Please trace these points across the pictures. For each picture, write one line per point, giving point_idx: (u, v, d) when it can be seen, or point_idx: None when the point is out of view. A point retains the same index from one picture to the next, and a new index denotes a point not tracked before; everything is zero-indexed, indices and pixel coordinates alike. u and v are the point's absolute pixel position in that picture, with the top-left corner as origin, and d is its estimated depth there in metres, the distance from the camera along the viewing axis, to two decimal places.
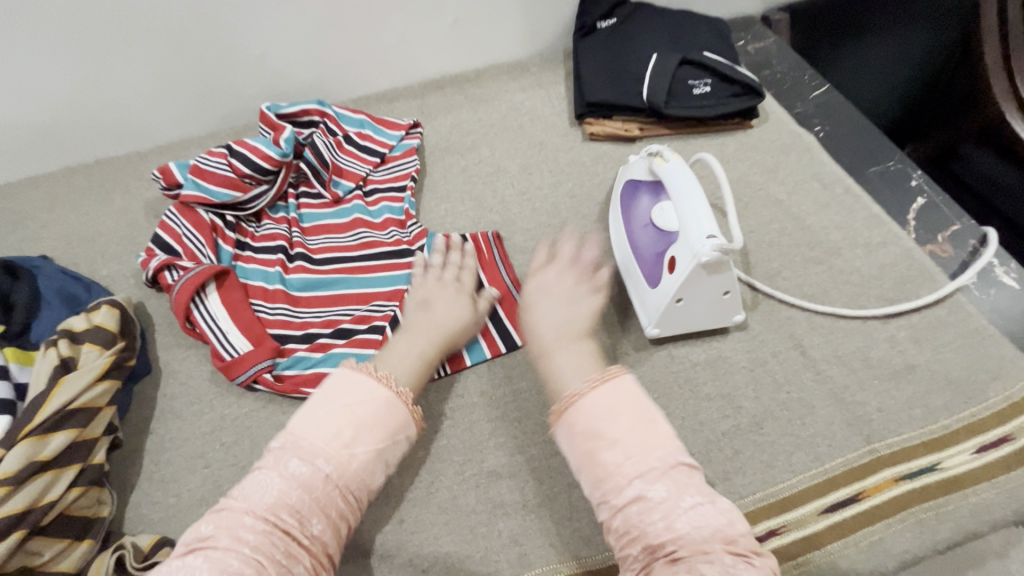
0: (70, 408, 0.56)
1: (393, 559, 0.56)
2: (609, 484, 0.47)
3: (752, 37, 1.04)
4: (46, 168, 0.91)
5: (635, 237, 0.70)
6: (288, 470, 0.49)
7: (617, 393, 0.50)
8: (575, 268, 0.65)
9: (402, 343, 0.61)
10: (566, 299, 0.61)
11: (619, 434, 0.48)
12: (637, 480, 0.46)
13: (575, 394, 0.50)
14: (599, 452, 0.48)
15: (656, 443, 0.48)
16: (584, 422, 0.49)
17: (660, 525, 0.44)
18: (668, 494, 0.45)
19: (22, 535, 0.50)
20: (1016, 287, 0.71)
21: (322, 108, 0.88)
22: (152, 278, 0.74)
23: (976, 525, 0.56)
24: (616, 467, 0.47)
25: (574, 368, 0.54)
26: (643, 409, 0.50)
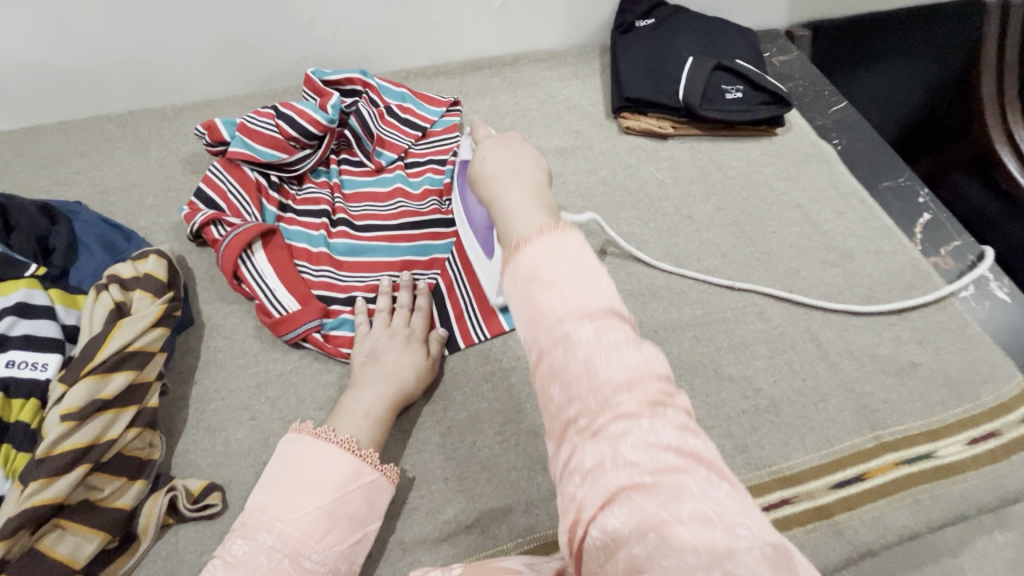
0: (131, 349, 0.58)
1: (439, 513, 0.59)
2: (540, 329, 0.36)
3: (778, 50, 1.10)
4: (78, 114, 0.90)
5: (472, 213, 0.68)
6: (236, 549, 0.49)
7: (556, 244, 0.38)
8: (497, 140, 0.50)
9: (355, 403, 0.60)
10: (513, 177, 0.45)
11: (559, 274, 0.37)
12: (567, 319, 0.36)
13: (521, 239, 0.39)
14: (535, 294, 0.37)
15: (591, 295, 0.37)
16: (524, 263, 0.38)
17: (582, 374, 0.34)
18: (595, 336, 0.35)
19: (87, 468, 0.51)
20: (1008, 300, 0.78)
21: (366, 78, 0.89)
22: (196, 232, 0.74)
23: (965, 507, 0.63)
24: (551, 308, 0.36)
25: (520, 207, 0.42)
26: (577, 260, 0.38)
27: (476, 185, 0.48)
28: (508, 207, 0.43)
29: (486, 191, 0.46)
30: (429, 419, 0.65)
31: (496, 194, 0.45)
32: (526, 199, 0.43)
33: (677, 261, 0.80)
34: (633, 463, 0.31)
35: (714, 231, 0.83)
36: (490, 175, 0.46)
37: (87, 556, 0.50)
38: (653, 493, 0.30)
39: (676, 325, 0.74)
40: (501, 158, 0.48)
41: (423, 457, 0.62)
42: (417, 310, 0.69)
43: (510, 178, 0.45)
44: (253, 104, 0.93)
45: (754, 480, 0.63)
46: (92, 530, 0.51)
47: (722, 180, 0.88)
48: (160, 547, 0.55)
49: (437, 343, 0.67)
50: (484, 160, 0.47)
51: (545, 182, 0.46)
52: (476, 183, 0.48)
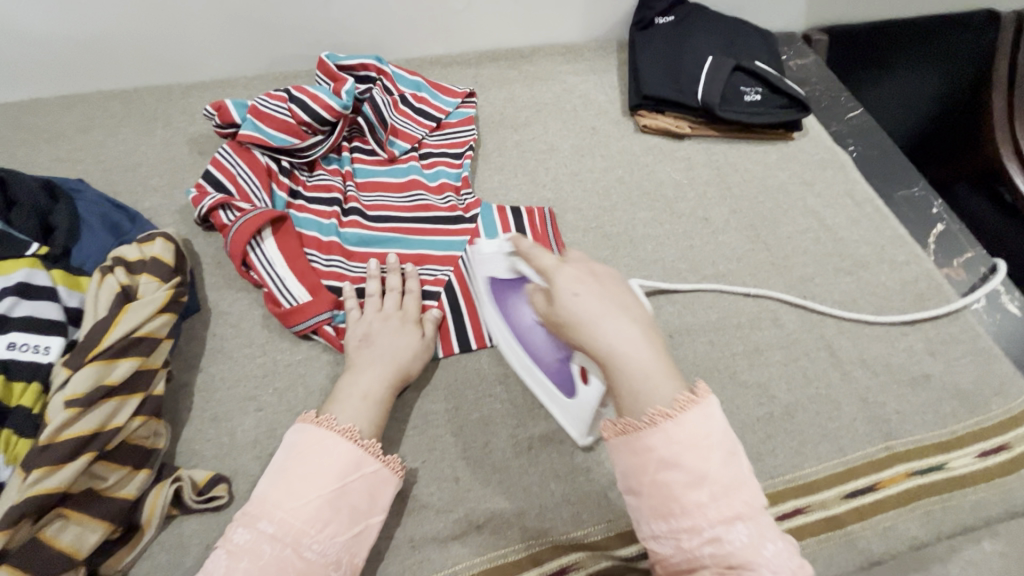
0: (137, 335, 0.56)
1: (450, 513, 0.58)
2: (684, 526, 0.42)
3: (795, 53, 1.09)
4: (81, 89, 0.87)
5: (530, 341, 0.62)
6: (235, 539, 0.47)
7: (701, 431, 0.43)
8: (578, 266, 0.51)
9: (354, 389, 0.58)
10: (614, 313, 0.47)
11: (707, 470, 0.42)
12: (717, 521, 0.41)
13: (659, 414, 0.43)
14: (668, 480, 0.42)
15: (734, 489, 0.42)
16: (663, 448, 0.42)
17: (735, 570, 0.40)
18: (748, 538, 0.41)
19: (91, 457, 0.50)
20: (1018, 314, 0.78)
21: (381, 65, 0.86)
22: (204, 216, 0.72)
23: (973, 519, 0.63)
24: (699, 510, 0.41)
25: (654, 375, 0.44)
26: (720, 448, 0.43)
27: (564, 328, 0.48)
28: (635, 371, 0.45)
29: (599, 342, 0.46)
30: (440, 417, 0.63)
31: (610, 346, 0.46)
32: (655, 365, 0.45)
33: (692, 263, 0.79)
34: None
35: (729, 234, 0.82)
36: (585, 322, 0.47)
37: (90, 547, 0.49)
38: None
39: (690, 328, 0.73)
40: (597, 295, 0.48)
41: (435, 455, 0.61)
42: (409, 293, 0.68)
43: (618, 323, 0.46)
44: (262, 86, 0.91)
45: (767, 488, 0.62)
46: (95, 521, 0.49)
47: (738, 183, 0.88)
48: (164, 538, 0.54)
49: (433, 323, 0.67)
50: (577, 302, 0.47)
51: (653, 328, 0.48)
52: (569, 329, 0.48)
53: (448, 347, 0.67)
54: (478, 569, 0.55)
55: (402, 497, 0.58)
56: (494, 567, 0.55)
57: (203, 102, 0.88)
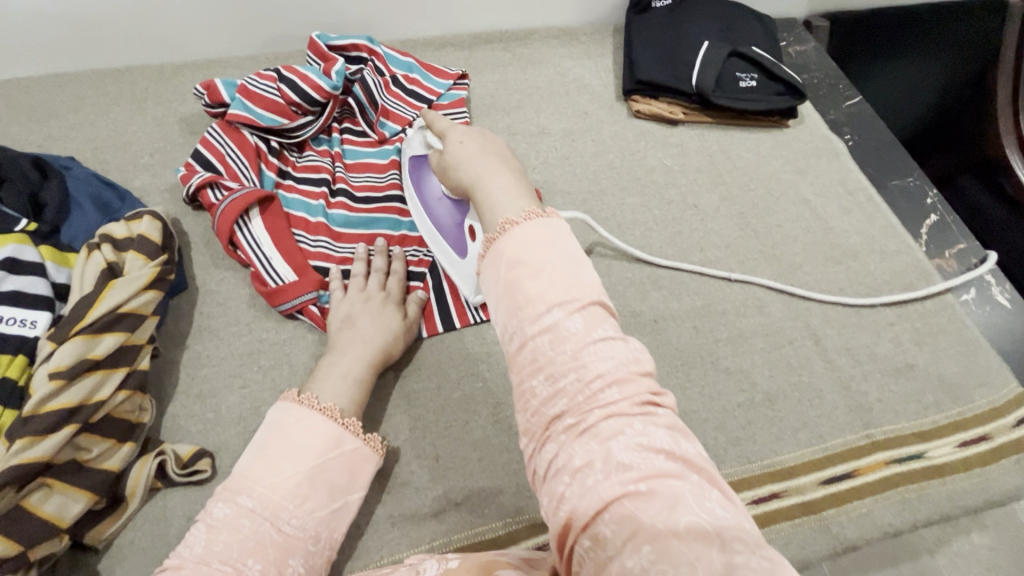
0: (122, 311, 0.57)
1: (430, 491, 0.59)
2: (526, 313, 0.39)
3: (795, 39, 1.07)
4: (73, 66, 0.87)
5: (433, 212, 0.68)
6: (217, 514, 0.48)
7: (543, 235, 0.42)
8: (474, 131, 0.55)
9: (335, 369, 0.59)
10: (491, 161, 0.52)
11: (547, 263, 0.40)
12: (554, 308, 0.39)
13: (507, 223, 0.43)
14: (520, 279, 0.40)
15: (577, 287, 0.40)
16: (510, 248, 0.42)
17: (568, 356, 0.38)
18: (583, 325, 0.38)
19: (74, 429, 0.51)
20: (1008, 306, 0.77)
21: (372, 45, 0.86)
22: (192, 194, 0.72)
23: (948, 507, 0.63)
24: (537, 293, 0.39)
25: (499, 196, 0.47)
26: (565, 252, 0.41)
27: (461, 181, 0.52)
28: (490, 189, 0.48)
29: (480, 193, 0.49)
30: (423, 397, 0.64)
31: (478, 176, 0.50)
32: (507, 185, 0.48)
33: (680, 250, 0.79)
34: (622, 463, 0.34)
35: (719, 221, 0.82)
36: (476, 178, 0.50)
37: (73, 516, 0.50)
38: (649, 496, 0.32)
39: (674, 314, 0.73)
40: (479, 145, 0.53)
41: (416, 434, 0.62)
42: (392, 275, 0.68)
43: (491, 173, 0.50)
44: (254, 66, 0.90)
45: (745, 473, 0.63)
46: (80, 491, 0.51)
47: (730, 170, 0.87)
48: (149, 510, 0.55)
49: (415, 304, 0.67)
50: (457, 148, 0.54)
51: (528, 187, 0.49)
52: (454, 169, 0.54)
53: (432, 328, 0.68)
54: (455, 546, 0.56)
55: (383, 474, 0.59)
56: (471, 544, 0.56)
57: (194, 81, 0.88)
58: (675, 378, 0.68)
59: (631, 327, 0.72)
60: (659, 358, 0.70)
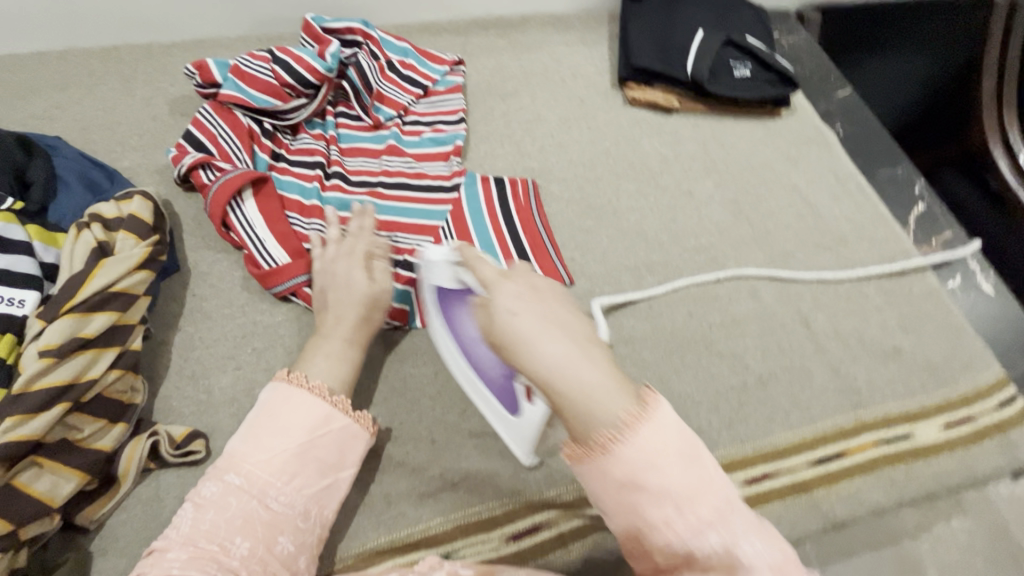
0: (114, 290, 0.56)
1: (425, 472, 0.59)
2: (654, 539, 0.38)
3: (788, 31, 1.08)
4: (60, 45, 0.85)
5: (474, 354, 0.58)
6: (205, 493, 0.48)
7: (654, 437, 0.38)
8: (518, 284, 0.44)
9: (320, 350, 0.58)
10: (557, 328, 0.40)
11: (668, 479, 0.38)
12: (685, 531, 0.37)
13: (610, 439, 0.38)
14: (641, 503, 0.38)
15: (699, 491, 0.38)
16: (619, 470, 0.38)
17: (716, 571, 0.37)
18: (720, 539, 0.37)
19: (66, 408, 0.50)
20: (992, 293, 0.79)
21: (367, 29, 0.85)
22: (184, 175, 0.71)
23: (933, 488, 0.65)
24: (665, 523, 0.37)
25: (599, 392, 0.38)
26: (678, 451, 0.38)
27: (504, 350, 0.41)
28: (583, 387, 0.38)
29: (537, 370, 0.39)
30: (418, 380, 0.64)
31: (557, 375, 0.38)
32: (604, 377, 0.39)
33: (674, 235, 0.79)
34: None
35: (712, 208, 0.83)
36: (529, 338, 0.40)
37: (65, 496, 0.49)
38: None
39: (668, 299, 0.74)
40: (535, 310, 0.41)
41: (412, 416, 0.62)
42: (358, 236, 0.66)
43: (572, 350, 0.39)
44: (246, 48, 0.89)
45: (736, 454, 0.64)
46: (70, 471, 0.50)
47: (724, 158, 0.88)
48: (141, 491, 0.55)
49: (382, 265, 0.64)
50: (515, 320, 0.40)
51: (595, 337, 0.41)
52: (504, 350, 0.41)
53: None
54: (450, 526, 0.56)
55: (379, 455, 0.59)
56: (467, 523, 0.56)
57: (184, 61, 0.86)
58: (669, 362, 0.69)
59: (625, 312, 0.72)
60: (653, 341, 0.70)
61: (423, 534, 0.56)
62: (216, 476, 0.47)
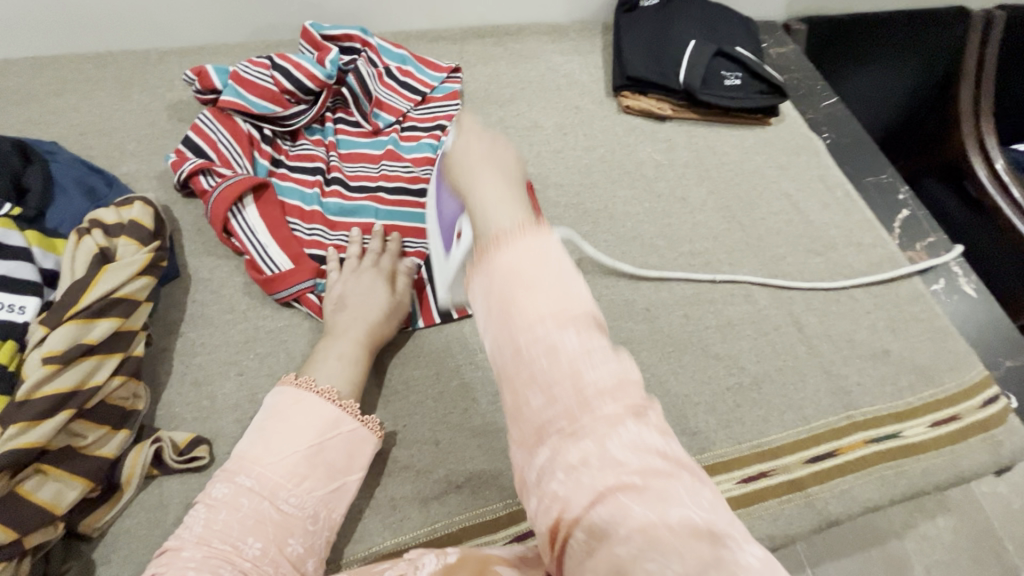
0: (116, 296, 0.56)
1: (430, 474, 0.59)
2: (517, 329, 0.33)
3: (775, 41, 1.11)
4: (55, 50, 0.85)
5: (444, 205, 0.58)
6: (215, 494, 0.48)
7: (537, 246, 0.35)
8: (479, 128, 0.46)
9: (331, 351, 0.60)
10: (491, 167, 0.42)
11: (539, 275, 0.34)
12: (550, 322, 0.33)
13: (500, 234, 0.36)
14: (512, 295, 0.34)
15: (570, 297, 0.34)
16: (501, 262, 0.35)
17: (566, 376, 0.31)
18: (579, 340, 0.32)
19: (70, 415, 0.50)
20: (974, 296, 0.82)
21: (366, 36, 0.86)
22: (184, 181, 0.71)
23: (921, 484, 0.67)
24: (529, 310, 0.33)
25: (492, 200, 0.39)
26: (561, 265, 0.35)
27: (454, 176, 0.44)
28: (481, 196, 0.40)
29: (466, 180, 0.42)
30: (422, 384, 0.65)
31: (468, 184, 0.41)
32: (501, 191, 0.40)
33: (670, 241, 0.81)
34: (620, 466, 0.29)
35: (705, 214, 0.84)
36: (470, 164, 0.42)
37: (69, 503, 0.49)
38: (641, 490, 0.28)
39: (665, 303, 0.75)
40: (474, 147, 0.44)
41: (416, 419, 0.62)
42: (386, 253, 0.69)
43: (486, 175, 0.41)
44: (244, 55, 0.89)
45: (733, 454, 0.65)
46: (74, 478, 0.50)
47: (716, 165, 0.90)
48: (145, 497, 0.54)
49: (406, 279, 0.67)
50: (463, 146, 0.44)
51: (522, 181, 0.42)
52: (452, 173, 0.44)
53: (429, 318, 0.68)
54: (457, 528, 0.57)
55: (384, 459, 0.60)
56: (473, 525, 0.57)
57: (182, 67, 0.86)
58: (667, 364, 0.70)
59: (623, 316, 0.74)
60: (651, 344, 0.72)
61: (430, 537, 0.56)
62: (228, 477, 0.48)
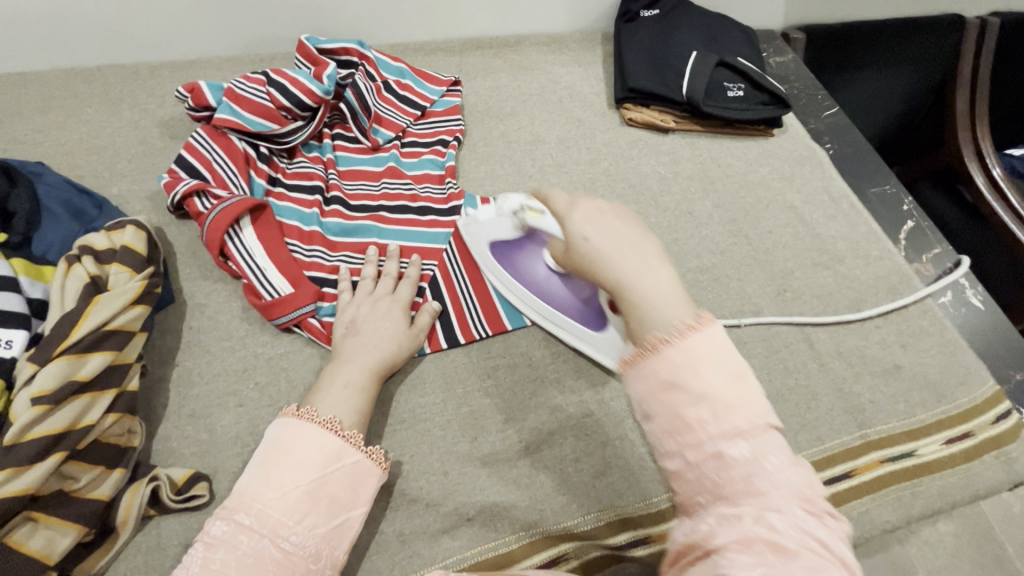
0: (108, 328, 0.53)
1: (439, 507, 0.57)
2: (688, 438, 0.38)
3: (775, 50, 1.11)
4: (40, 65, 0.82)
5: (546, 290, 0.65)
6: (213, 533, 0.46)
7: (703, 350, 0.39)
8: (594, 202, 0.48)
9: (333, 381, 0.57)
10: (639, 248, 0.44)
11: (708, 386, 0.38)
12: (717, 434, 0.37)
13: (665, 340, 0.40)
14: (678, 403, 0.38)
15: (739, 408, 0.38)
16: (663, 368, 0.39)
17: (738, 486, 0.36)
18: (750, 452, 0.36)
19: (61, 458, 0.47)
20: (982, 308, 0.81)
21: (363, 50, 0.84)
22: (178, 202, 0.69)
23: (938, 504, 0.66)
24: (700, 424, 0.37)
25: (656, 301, 0.41)
26: (724, 366, 0.39)
27: (585, 267, 0.47)
28: (645, 298, 0.42)
29: (610, 280, 0.44)
30: (428, 411, 0.63)
31: (619, 280, 0.43)
32: (666, 290, 0.42)
33: (676, 256, 0.80)
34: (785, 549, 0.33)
35: (711, 228, 0.83)
36: (607, 255, 0.44)
37: (62, 551, 0.46)
38: (791, 559, 0.33)
39: None
40: (608, 227, 0.46)
41: (423, 449, 0.60)
42: (404, 281, 0.67)
43: (630, 253, 0.44)
44: (238, 69, 0.86)
45: None
46: (67, 524, 0.47)
47: (721, 177, 0.89)
48: (141, 539, 0.52)
49: (425, 315, 0.65)
50: (591, 233, 0.45)
51: (666, 255, 0.45)
52: (588, 264, 0.46)
53: (435, 344, 0.66)
54: (467, 564, 0.54)
55: (391, 492, 0.58)
56: (485, 560, 0.55)
57: (173, 82, 0.84)
58: None
59: None
60: None
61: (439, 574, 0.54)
62: (226, 515, 0.45)
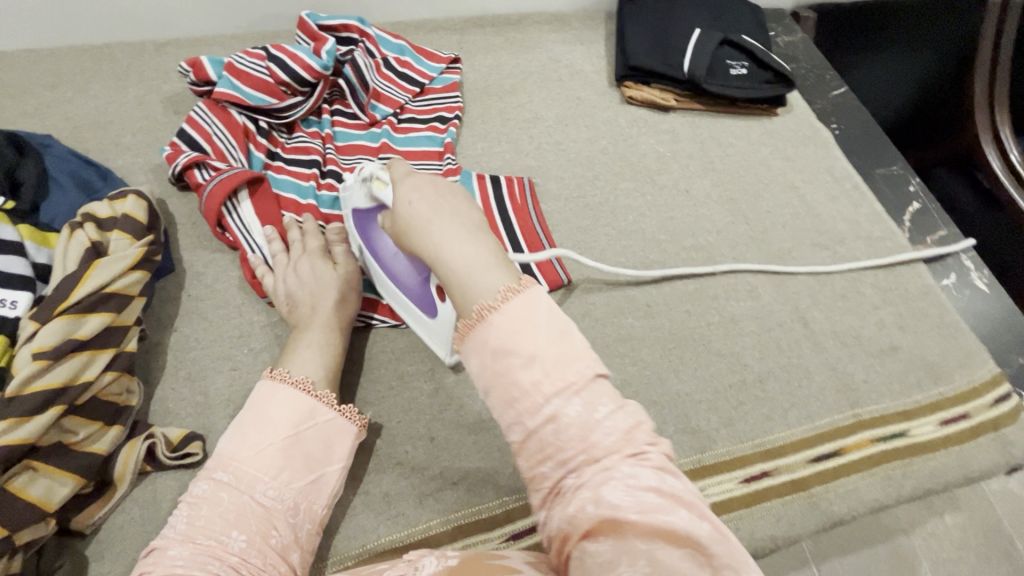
0: (107, 291, 0.55)
1: (425, 471, 0.59)
2: (524, 406, 0.39)
3: (783, 30, 1.08)
4: (51, 42, 0.84)
5: (392, 267, 0.60)
6: (194, 493, 0.47)
7: (524, 310, 0.40)
8: (420, 178, 0.49)
9: (305, 341, 0.58)
10: (446, 217, 0.45)
11: (534, 347, 0.39)
12: (551, 396, 0.38)
13: (484, 308, 0.40)
14: (509, 370, 0.39)
15: (569, 365, 0.39)
16: (492, 337, 0.39)
17: (575, 440, 0.37)
18: (581, 407, 0.38)
19: (60, 411, 0.49)
20: (986, 290, 0.80)
21: (363, 27, 0.84)
22: (179, 174, 0.70)
23: (929, 484, 0.66)
24: (532, 385, 0.38)
25: (480, 265, 0.42)
26: (548, 328, 0.39)
27: (408, 235, 0.47)
28: (460, 266, 0.42)
29: (428, 248, 0.44)
30: (417, 380, 0.64)
31: (438, 246, 0.44)
32: (481, 257, 0.43)
33: (672, 235, 0.80)
34: (614, 504, 0.35)
35: (709, 207, 0.83)
36: (422, 226, 0.45)
37: (61, 500, 0.49)
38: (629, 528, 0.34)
39: (667, 298, 0.74)
40: (431, 200, 0.47)
41: (410, 416, 0.61)
42: (309, 235, 0.66)
43: (449, 221, 0.45)
44: (241, 46, 0.87)
45: (734, 453, 0.64)
46: (66, 474, 0.49)
47: (721, 157, 0.88)
48: (138, 493, 0.54)
49: (343, 249, 0.65)
50: (411, 208, 0.46)
51: (487, 227, 0.45)
52: (407, 233, 0.47)
53: None
54: (451, 525, 0.56)
55: (379, 455, 0.59)
56: (470, 524, 0.56)
57: (178, 59, 0.85)
58: (668, 361, 0.69)
59: (624, 312, 0.72)
60: (651, 341, 0.70)
61: (424, 534, 0.55)
62: (205, 475, 0.47)
